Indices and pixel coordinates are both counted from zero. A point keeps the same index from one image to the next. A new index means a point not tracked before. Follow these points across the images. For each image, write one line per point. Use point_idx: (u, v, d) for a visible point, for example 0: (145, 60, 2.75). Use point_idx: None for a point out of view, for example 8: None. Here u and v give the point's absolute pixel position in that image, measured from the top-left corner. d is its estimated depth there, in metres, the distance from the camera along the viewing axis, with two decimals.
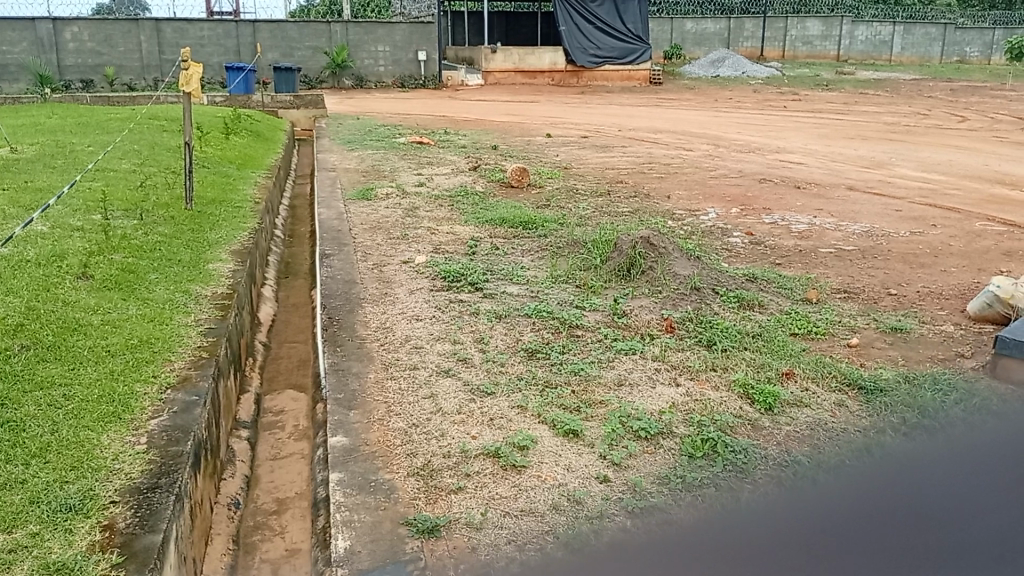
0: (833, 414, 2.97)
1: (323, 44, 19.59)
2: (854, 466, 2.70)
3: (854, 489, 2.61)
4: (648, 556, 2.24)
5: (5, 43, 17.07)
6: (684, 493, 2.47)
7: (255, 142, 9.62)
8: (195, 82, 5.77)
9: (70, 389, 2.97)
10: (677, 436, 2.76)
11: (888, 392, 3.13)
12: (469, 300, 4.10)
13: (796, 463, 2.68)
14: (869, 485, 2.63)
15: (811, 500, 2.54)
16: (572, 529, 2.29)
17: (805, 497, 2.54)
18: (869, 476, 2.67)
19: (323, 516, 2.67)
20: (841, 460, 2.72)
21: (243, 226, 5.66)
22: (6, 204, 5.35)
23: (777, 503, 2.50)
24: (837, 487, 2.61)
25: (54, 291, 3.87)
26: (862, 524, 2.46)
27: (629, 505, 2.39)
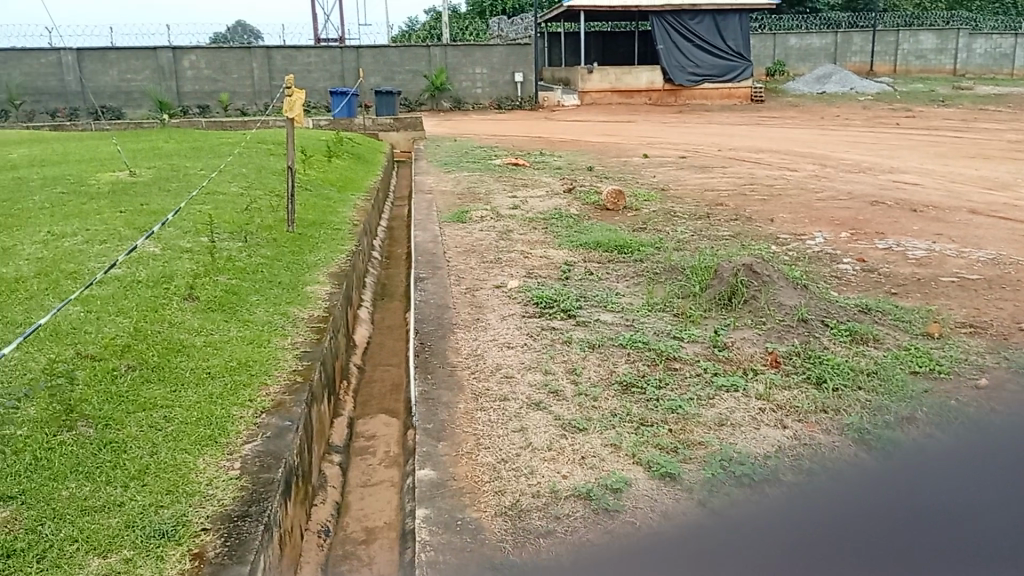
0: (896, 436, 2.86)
1: (423, 67, 20.03)
2: (866, 475, 2.66)
3: (865, 497, 2.56)
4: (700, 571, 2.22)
5: (130, 72, 18.30)
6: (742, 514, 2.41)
7: (356, 165, 9.86)
8: (298, 108, 5.94)
9: (170, 411, 3.03)
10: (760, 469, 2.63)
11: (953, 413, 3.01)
12: (562, 328, 4.00)
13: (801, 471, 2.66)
14: (881, 492, 2.59)
15: (820, 506, 2.51)
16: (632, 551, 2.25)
17: (812, 502, 2.52)
18: (881, 484, 2.63)
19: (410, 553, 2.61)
20: (850, 468, 2.69)
21: (340, 248, 5.76)
22: (123, 226, 5.62)
23: (781, 508, 2.49)
24: (846, 493, 2.57)
25: (162, 312, 4.01)
26: (872, 534, 2.43)
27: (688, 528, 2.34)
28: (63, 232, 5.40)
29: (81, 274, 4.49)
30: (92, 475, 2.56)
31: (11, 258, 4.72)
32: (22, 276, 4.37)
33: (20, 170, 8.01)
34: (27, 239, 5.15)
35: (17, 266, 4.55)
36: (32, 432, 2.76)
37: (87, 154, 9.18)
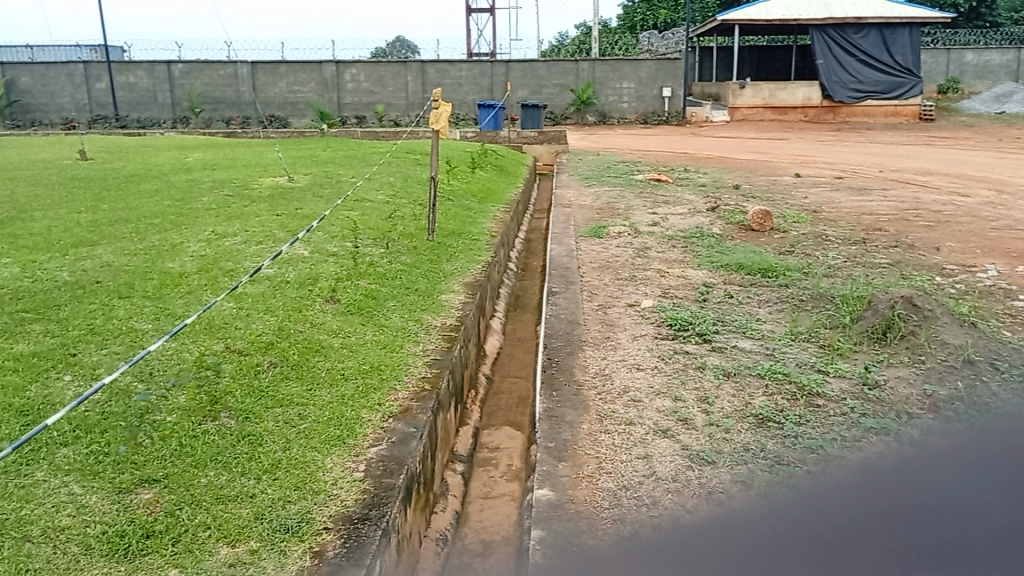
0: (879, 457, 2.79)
1: (570, 82, 20.12)
2: (869, 484, 2.58)
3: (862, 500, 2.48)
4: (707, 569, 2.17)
5: (297, 84, 19.57)
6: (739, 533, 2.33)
7: (499, 176, 10.01)
8: (444, 120, 6.03)
9: (305, 409, 3.15)
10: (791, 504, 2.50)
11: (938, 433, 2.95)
12: (696, 353, 3.83)
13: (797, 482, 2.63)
14: (880, 496, 2.50)
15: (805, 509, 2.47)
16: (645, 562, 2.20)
17: (800, 506, 2.48)
18: (885, 490, 2.53)
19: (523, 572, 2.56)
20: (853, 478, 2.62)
21: (477, 258, 5.83)
22: (278, 228, 5.96)
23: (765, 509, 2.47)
24: (842, 499, 2.50)
25: (305, 312, 4.20)
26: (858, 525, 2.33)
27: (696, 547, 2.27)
28: (225, 232, 5.79)
29: (237, 272, 4.78)
30: (229, 465, 2.70)
31: (178, 254, 5.11)
32: (185, 271, 4.71)
33: (195, 173, 8.70)
34: (194, 238, 5.56)
35: (183, 262, 4.92)
36: (179, 419, 2.94)
37: (253, 160, 9.84)
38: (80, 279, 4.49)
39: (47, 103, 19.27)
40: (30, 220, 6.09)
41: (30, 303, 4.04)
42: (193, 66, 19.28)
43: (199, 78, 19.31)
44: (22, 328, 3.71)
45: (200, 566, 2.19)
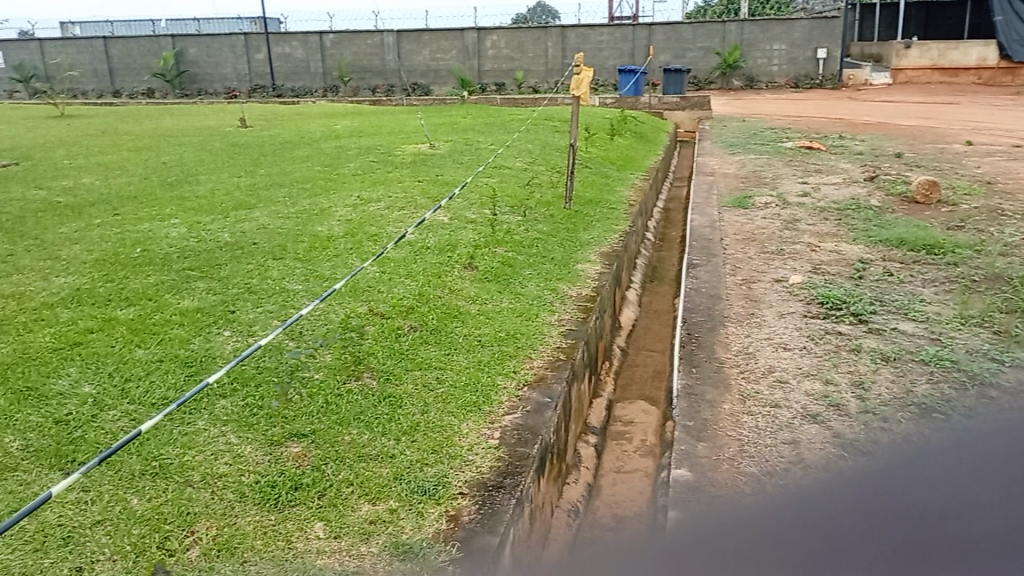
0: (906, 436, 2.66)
1: (716, 44, 19.28)
2: (884, 471, 2.44)
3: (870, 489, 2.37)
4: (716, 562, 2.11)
5: (440, 51, 19.87)
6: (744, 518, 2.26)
7: (638, 144, 9.76)
8: (586, 86, 5.89)
9: (442, 373, 3.20)
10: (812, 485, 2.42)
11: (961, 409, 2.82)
12: (850, 334, 3.58)
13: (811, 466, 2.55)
14: (892, 487, 2.36)
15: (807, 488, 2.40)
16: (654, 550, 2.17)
17: (803, 488, 2.40)
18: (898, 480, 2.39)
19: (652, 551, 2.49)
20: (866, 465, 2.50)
21: (615, 227, 5.72)
22: (420, 195, 6.08)
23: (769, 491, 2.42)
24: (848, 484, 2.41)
25: (443, 278, 4.26)
26: (858, 507, 2.24)
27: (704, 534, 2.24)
28: (370, 197, 5.98)
29: (380, 237, 4.92)
30: (371, 425, 2.78)
31: (326, 218, 5.32)
32: (333, 235, 4.89)
33: (343, 140, 9.03)
34: (341, 203, 5.77)
35: (331, 226, 5.11)
36: (325, 377, 3.07)
37: (397, 127, 10.09)
38: (239, 240, 4.76)
39: (212, 73, 20.62)
40: (197, 184, 6.54)
41: (195, 263, 4.33)
42: (343, 36, 20.00)
43: (348, 48, 20.03)
44: (188, 285, 3.98)
45: (343, 521, 2.28)
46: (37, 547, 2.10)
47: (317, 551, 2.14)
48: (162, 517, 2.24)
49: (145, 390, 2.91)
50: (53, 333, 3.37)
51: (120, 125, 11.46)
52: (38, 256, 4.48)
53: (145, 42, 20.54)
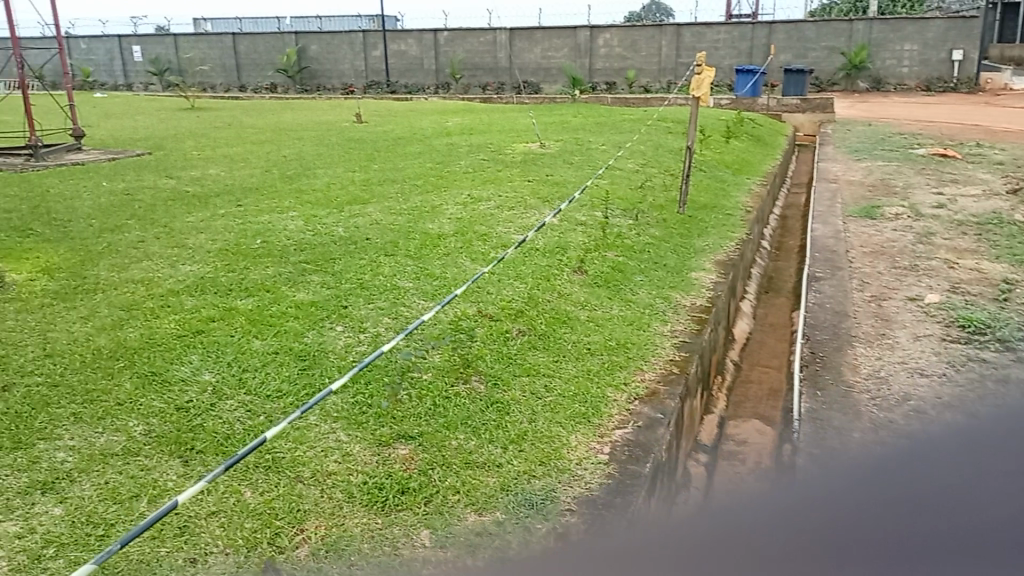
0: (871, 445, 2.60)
1: (840, 44, 18.39)
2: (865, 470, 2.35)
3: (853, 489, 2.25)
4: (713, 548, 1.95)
5: (552, 50, 19.78)
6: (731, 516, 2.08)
7: (755, 147, 9.40)
8: (706, 87, 5.68)
9: (551, 381, 3.12)
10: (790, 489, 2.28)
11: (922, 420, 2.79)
12: (996, 362, 3.27)
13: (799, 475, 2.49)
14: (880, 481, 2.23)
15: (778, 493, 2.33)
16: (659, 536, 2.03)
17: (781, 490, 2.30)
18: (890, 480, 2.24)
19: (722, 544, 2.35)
20: (858, 469, 2.38)
21: (731, 234, 5.49)
22: (530, 195, 6.02)
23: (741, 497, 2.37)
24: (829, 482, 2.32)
25: (553, 281, 4.17)
26: (822, 497, 2.12)
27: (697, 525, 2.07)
28: (480, 196, 5.96)
29: (490, 237, 4.89)
30: (478, 431, 2.74)
31: (437, 216, 5.34)
32: (443, 233, 4.90)
33: (454, 137, 9.10)
34: (451, 200, 5.79)
35: (441, 224, 5.12)
36: (434, 378, 3.05)
37: (507, 125, 10.09)
38: (352, 235, 4.84)
39: (331, 69, 21.31)
40: (313, 177, 6.71)
41: (310, 256, 4.42)
42: (456, 34, 20.25)
43: (461, 46, 20.26)
44: (304, 278, 4.06)
45: (449, 530, 2.23)
46: (156, 535, 2.14)
47: (422, 561, 2.10)
48: (273, 513, 2.26)
49: (260, 381, 2.96)
50: (177, 320, 3.49)
51: (246, 119, 11.98)
52: (165, 244, 4.68)
53: (270, 39, 21.43)
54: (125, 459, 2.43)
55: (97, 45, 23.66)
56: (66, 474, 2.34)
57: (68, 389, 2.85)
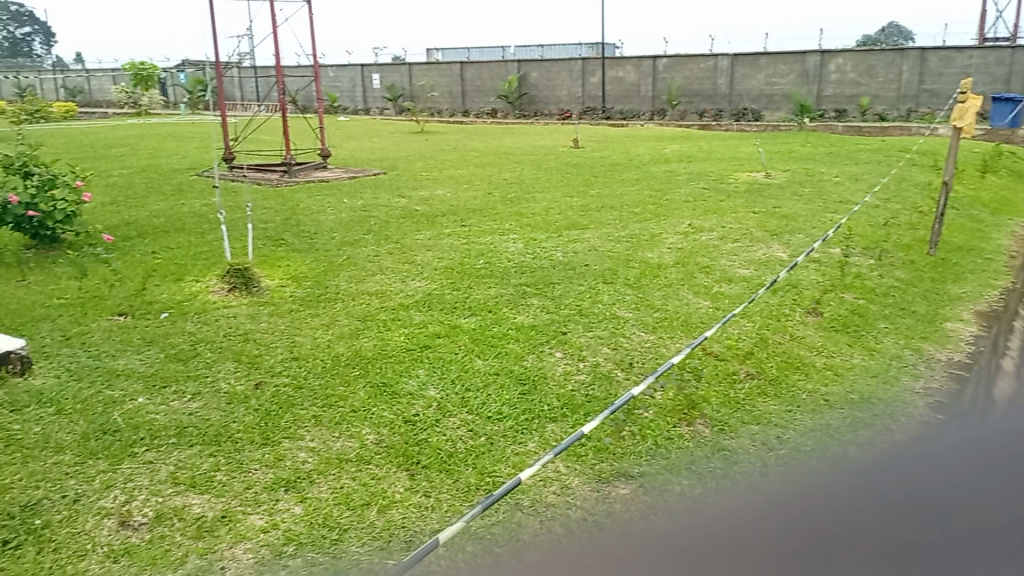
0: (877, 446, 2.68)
1: None
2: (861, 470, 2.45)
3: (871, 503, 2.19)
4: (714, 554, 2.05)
5: (776, 76, 18.81)
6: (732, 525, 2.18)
7: (1018, 184, 8.31)
8: (971, 116, 5.07)
9: (785, 433, 2.86)
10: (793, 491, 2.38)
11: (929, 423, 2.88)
12: None
13: (870, 472, 2.45)
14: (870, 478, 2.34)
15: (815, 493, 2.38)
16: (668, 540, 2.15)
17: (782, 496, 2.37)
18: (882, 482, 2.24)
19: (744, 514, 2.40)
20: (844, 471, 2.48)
21: (993, 282, 4.85)
22: (756, 227, 5.72)
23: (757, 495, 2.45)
24: (869, 486, 2.28)
25: (784, 321, 3.89)
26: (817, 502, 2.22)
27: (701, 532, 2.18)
28: (702, 226, 5.75)
29: (714, 269, 4.68)
30: (703, 478, 2.56)
31: (657, 245, 5.22)
32: (663, 263, 4.76)
33: (673, 165, 8.92)
34: (672, 229, 5.63)
35: (661, 253, 4.99)
36: (656, 417, 2.91)
37: (729, 153, 9.74)
38: (572, 261, 4.84)
39: (549, 96, 21.98)
40: (534, 201, 6.83)
41: (531, 279, 4.47)
42: (676, 61, 20.01)
43: (681, 72, 19.96)
44: (524, 301, 4.10)
45: None
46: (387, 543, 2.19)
47: None
48: (493, 539, 2.24)
49: (482, 401, 3.00)
50: (407, 334, 3.65)
51: (471, 142, 12.57)
52: (397, 259, 4.96)
53: (495, 67, 22.46)
54: (359, 466, 2.53)
55: (343, 73, 26.09)
56: (306, 474, 2.47)
57: (309, 391, 3.05)
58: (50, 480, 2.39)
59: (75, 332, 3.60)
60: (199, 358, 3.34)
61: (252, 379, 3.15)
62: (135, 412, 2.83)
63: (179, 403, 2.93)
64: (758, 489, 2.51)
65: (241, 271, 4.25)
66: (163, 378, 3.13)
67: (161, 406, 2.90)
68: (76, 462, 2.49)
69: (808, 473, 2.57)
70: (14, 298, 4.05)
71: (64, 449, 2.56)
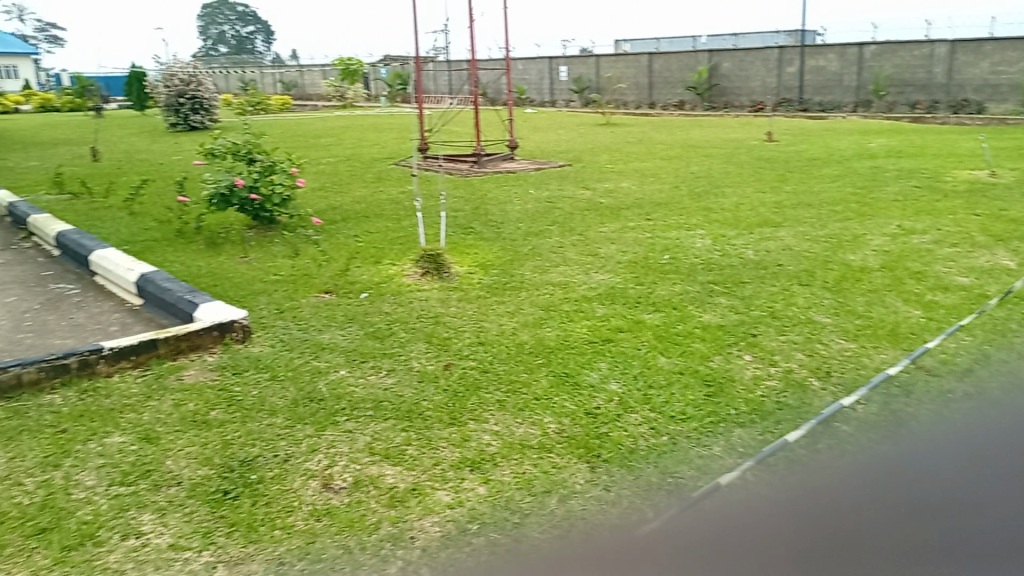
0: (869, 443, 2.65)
1: None
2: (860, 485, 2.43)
3: (913, 526, 2.24)
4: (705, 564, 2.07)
5: (1004, 64, 16.57)
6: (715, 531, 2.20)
7: None
8: None
9: (1008, 461, 2.57)
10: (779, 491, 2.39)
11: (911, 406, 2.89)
12: None
13: (865, 486, 2.42)
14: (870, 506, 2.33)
15: (850, 500, 2.36)
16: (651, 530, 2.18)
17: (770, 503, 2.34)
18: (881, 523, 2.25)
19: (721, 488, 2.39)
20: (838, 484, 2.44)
21: None
22: (977, 230, 5.18)
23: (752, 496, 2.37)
24: (894, 513, 2.30)
25: (1009, 337, 3.50)
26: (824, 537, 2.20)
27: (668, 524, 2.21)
28: (913, 227, 5.29)
29: (925, 275, 4.29)
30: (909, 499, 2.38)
31: (859, 246, 4.87)
32: (866, 267, 4.43)
33: (880, 160, 8.27)
34: (877, 230, 5.23)
35: (864, 256, 4.65)
36: (855, 431, 2.72)
37: (945, 149, 8.89)
38: (763, 260, 4.63)
39: (741, 86, 21.14)
40: (723, 196, 6.61)
41: (719, 277, 4.33)
42: (885, 48, 18.45)
43: (890, 60, 18.34)
44: (711, 299, 3.98)
45: None
46: (564, 534, 2.18)
47: None
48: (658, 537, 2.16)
49: (665, 399, 2.94)
50: (589, 326, 3.66)
51: (657, 135, 12.38)
52: (581, 251, 4.98)
53: (685, 57, 21.97)
54: (540, 453, 2.57)
55: (531, 65, 26.60)
56: (490, 457, 2.55)
57: (493, 375, 3.15)
58: (265, 439, 2.62)
59: (288, 306, 3.93)
60: (394, 337, 3.55)
61: (442, 360, 3.30)
62: (338, 384, 3.05)
63: (376, 378, 3.12)
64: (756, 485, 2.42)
65: (434, 257, 4.45)
66: (362, 353, 3.35)
67: (361, 379, 3.10)
68: (287, 425, 2.72)
69: (847, 465, 2.53)
70: (238, 273, 4.50)
71: (277, 413, 2.81)
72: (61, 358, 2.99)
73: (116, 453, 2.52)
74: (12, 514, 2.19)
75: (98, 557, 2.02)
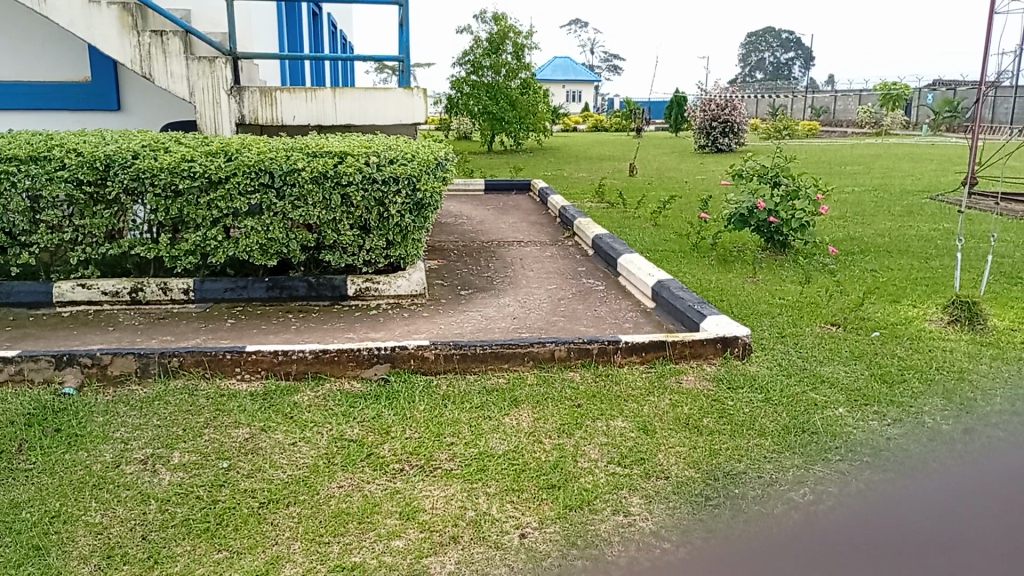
0: (900, 470, 2.54)
1: None
2: (878, 510, 2.32)
3: (934, 546, 2.15)
4: (693, 550, 2.14)
5: None
6: (722, 531, 2.21)
7: None
8: None
9: None
10: (827, 512, 2.31)
11: (972, 442, 2.72)
12: None
13: (881, 510, 2.32)
14: (884, 527, 2.23)
15: (872, 522, 2.26)
16: (802, 557, 2.11)
17: (781, 521, 2.26)
18: (887, 541, 2.17)
19: (731, 497, 2.38)
20: (852, 506, 2.34)
21: None
22: None
23: (760, 510, 2.32)
24: (907, 534, 2.21)
25: None
26: (823, 550, 2.14)
27: (751, 535, 2.20)
28: None
29: None
30: None
31: None
32: None
33: None
34: None
35: None
36: None
37: None
38: None
39: None
40: None
41: None
42: None
43: None
44: None
45: None
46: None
47: None
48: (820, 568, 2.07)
49: None
50: None
51: None
52: None
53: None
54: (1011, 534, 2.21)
55: None
56: (975, 530, 2.23)
57: (1002, 456, 2.64)
58: (752, 459, 2.60)
59: (791, 332, 3.85)
60: (905, 385, 3.19)
61: (962, 423, 2.87)
62: (835, 421, 2.87)
63: (879, 425, 2.85)
64: (777, 505, 2.34)
65: (967, 304, 3.90)
66: (864, 395, 3.09)
67: (860, 422, 2.86)
68: (775, 450, 2.66)
69: (876, 493, 2.41)
70: (745, 292, 4.57)
71: (767, 435, 2.76)
72: (586, 343, 3.40)
73: (618, 436, 2.78)
74: (533, 466, 2.58)
75: (592, 523, 2.25)
